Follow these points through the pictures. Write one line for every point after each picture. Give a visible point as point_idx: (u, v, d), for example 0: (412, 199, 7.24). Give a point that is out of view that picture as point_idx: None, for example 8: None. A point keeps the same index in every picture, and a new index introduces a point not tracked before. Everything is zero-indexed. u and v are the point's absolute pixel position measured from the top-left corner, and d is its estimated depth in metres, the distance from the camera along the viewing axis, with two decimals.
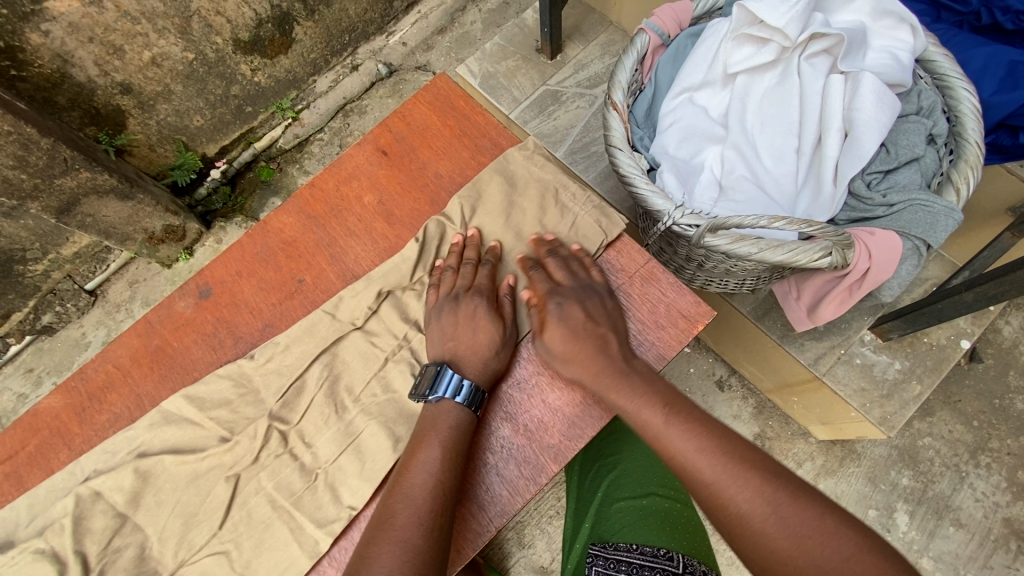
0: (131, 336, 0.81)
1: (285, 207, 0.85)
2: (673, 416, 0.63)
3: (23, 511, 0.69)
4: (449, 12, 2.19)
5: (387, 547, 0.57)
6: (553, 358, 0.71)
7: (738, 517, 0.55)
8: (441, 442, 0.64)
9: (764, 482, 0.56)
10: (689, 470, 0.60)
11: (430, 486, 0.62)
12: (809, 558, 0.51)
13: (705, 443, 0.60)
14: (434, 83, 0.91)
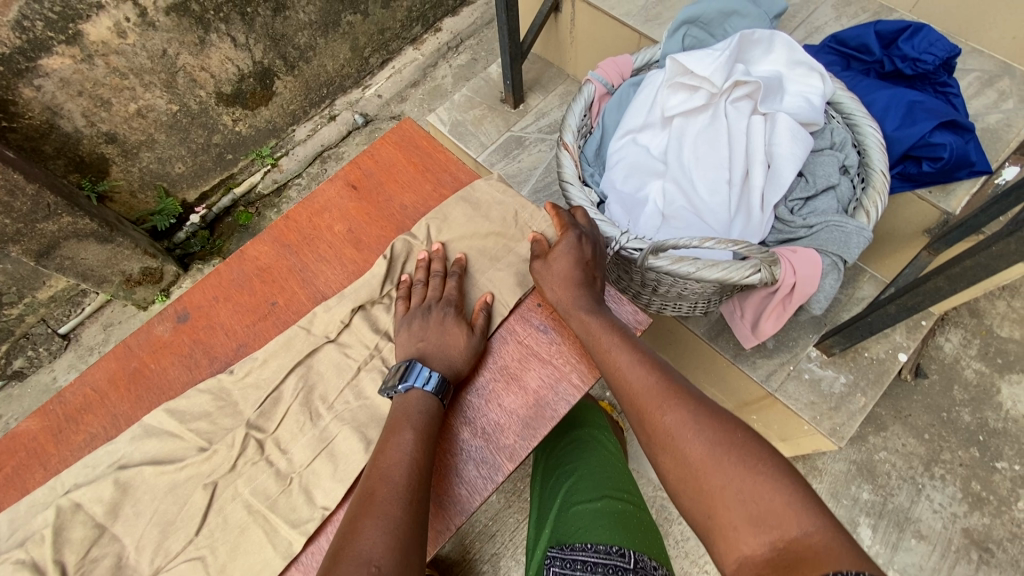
0: (109, 360, 0.86)
1: (261, 237, 0.92)
2: (627, 345, 0.77)
3: (4, 526, 0.75)
4: (421, 67, 2.36)
5: (368, 521, 0.62)
6: (547, 272, 0.82)
7: (665, 427, 0.70)
8: (413, 426, 0.71)
9: (693, 405, 0.70)
10: (631, 389, 0.74)
11: (407, 465, 0.68)
12: (717, 463, 0.64)
13: (654, 371, 0.75)
14: (399, 126, 1.01)
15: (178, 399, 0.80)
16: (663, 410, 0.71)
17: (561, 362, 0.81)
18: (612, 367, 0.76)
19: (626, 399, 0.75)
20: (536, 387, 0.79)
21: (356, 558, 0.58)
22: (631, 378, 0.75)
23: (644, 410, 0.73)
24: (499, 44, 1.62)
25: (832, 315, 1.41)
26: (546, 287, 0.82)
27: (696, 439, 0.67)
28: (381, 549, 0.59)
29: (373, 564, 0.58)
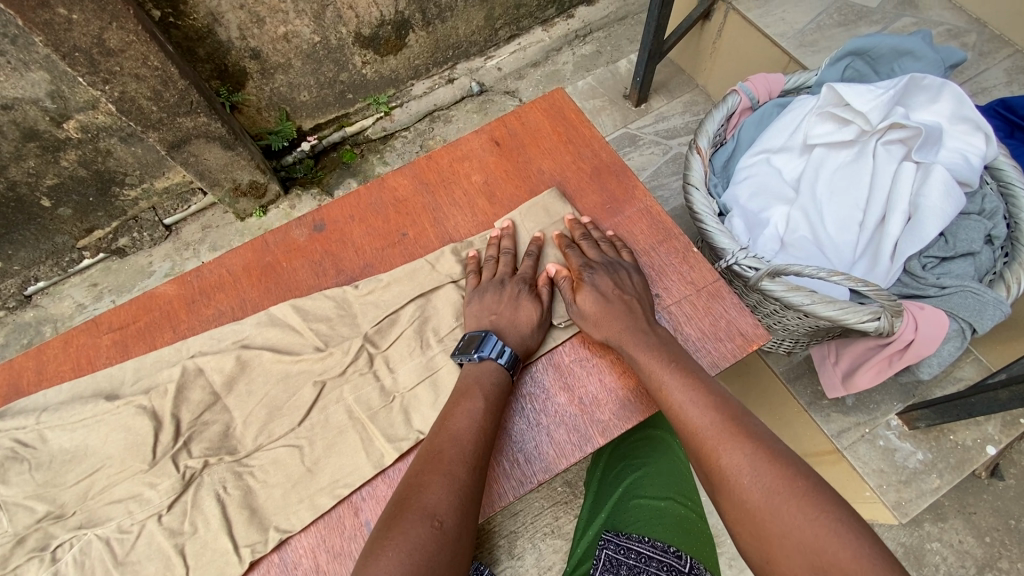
0: (247, 250, 0.92)
1: (403, 170, 0.97)
2: (681, 373, 0.71)
3: (130, 372, 0.80)
4: (546, 49, 2.38)
5: (435, 478, 0.63)
6: (583, 318, 0.79)
7: (719, 469, 0.63)
8: (484, 396, 0.71)
9: (750, 444, 0.62)
10: (684, 421, 0.68)
11: (476, 432, 0.68)
12: (775, 511, 0.57)
13: (708, 407, 0.67)
14: (550, 94, 1.02)
15: (305, 298, 0.84)
16: (718, 449, 0.64)
17: None
18: (666, 401, 0.70)
19: (682, 435, 0.68)
20: None
21: (422, 509, 0.59)
22: (684, 412, 0.68)
23: (698, 446, 0.66)
24: (641, 39, 1.61)
25: (923, 389, 1.35)
26: (589, 329, 0.78)
27: (751, 482, 0.60)
28: (446, 508, 0.60)
29: (436, 520, 0.59)
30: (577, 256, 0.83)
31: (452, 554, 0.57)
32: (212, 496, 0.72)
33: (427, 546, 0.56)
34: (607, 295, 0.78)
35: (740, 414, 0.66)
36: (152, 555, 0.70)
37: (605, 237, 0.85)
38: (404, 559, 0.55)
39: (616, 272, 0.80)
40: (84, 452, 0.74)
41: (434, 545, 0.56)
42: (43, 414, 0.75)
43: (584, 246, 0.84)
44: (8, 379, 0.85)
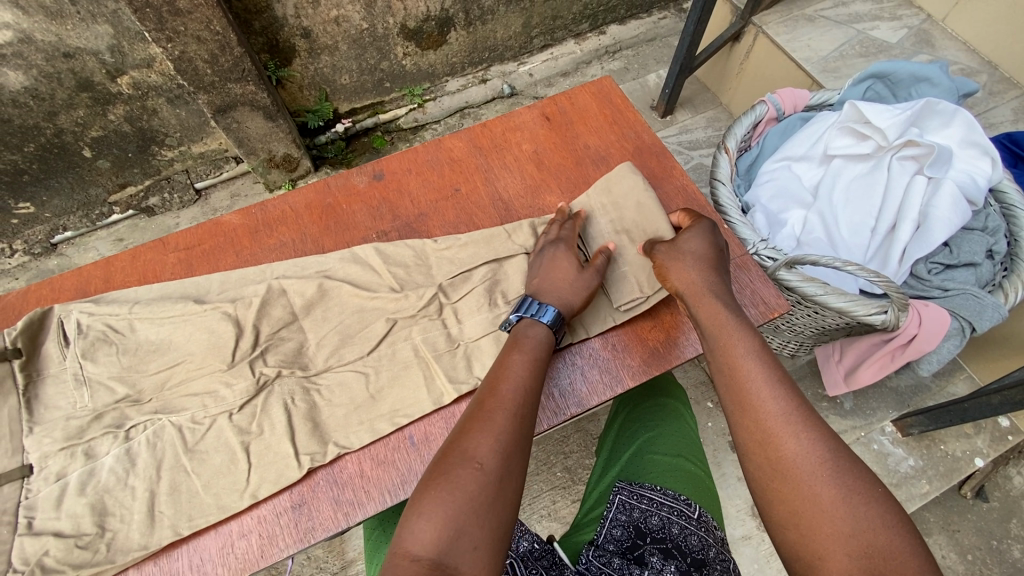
0: (309, 190, 0.98)
1: (459, 134, 1.04)
2: (761, 356, 0.69)
3: (217, 283, 0.87)
4: (576, 61, 2.49)
5: (477, 426, 0.64)
6: (672, 261, 0.80)
7: (791, 456, 0.60)
8: (525, 353, 0.74)
9: (826, 439, 0.61)
10: (759, 402, 0.64)
11: (518, 384, 0.69)
12: (848, 510, 0.56)
13: (786, 393, 0.65)
14: (599, 80, 1.10)
15: (388, 244, 0.90)
16: (796, 436, 0.61)
17: None
18: (739, 378, 0.67)
19: (748, 414, 0.65)
20: (671, 327, 0.85)
21: (464, 455, 0.61)
22: (759, 393, 0.65)
23: (769, 429, 0.62)
24: (676, 53, 1.71)
25: (917, 399, 1.41)
26: (675, 271, 0.79)
27: (825, 477, 0.58)
28: (486, 451, 0.61)
29: (478, 465, 0.60)
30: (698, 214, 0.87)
31: (494, 495, 0.59)
32: (280, 403, 0.77)
33: (469, 488, 0.58)
34: (705, 254, 0.80)
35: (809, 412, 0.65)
36: (219, 448, 0.75)
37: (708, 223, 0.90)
38: (449, 500, 0.57)
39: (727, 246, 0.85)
40: (169, 345, 0.81)
41: (475, 487, 0.58)
42: (136, 305, 0.83)
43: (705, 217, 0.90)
44: (77, 284, 0.90)
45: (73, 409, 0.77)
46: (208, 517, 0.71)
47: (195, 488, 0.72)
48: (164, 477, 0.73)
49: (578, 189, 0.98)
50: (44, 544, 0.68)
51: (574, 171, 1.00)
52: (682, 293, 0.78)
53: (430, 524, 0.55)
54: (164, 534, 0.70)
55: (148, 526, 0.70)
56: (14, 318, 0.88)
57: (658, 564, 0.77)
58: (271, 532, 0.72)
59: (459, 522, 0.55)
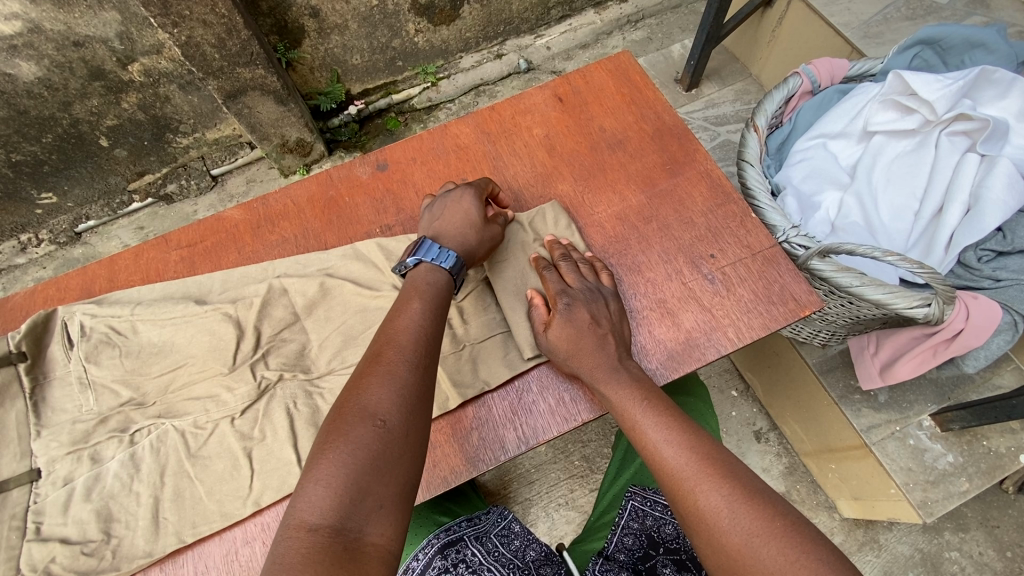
0: (311, 183, 0.95)
1: (465, 120, 0.98)
2: (659, 413, 0.66)
3: (218, 283, 0.84)
4: (596, 32, 2.37)
5: (375, 379, 0.61)
6: (555, 354, 0.74)
7: (697, 510, 0.57)
8: (423, 298, 0.70)
9: (728, 483, 0.57)
10: (659, 461, 0.62)
11: (417, 333, 0.66)
12: (756, 557, 0.52)
13: (684, 443, 0.62)
14: (616, 56, 1.02)
15: (391, 239, 0.87)
16: (694, 490, 0.58)
17: (720, 315, 0.79)
18: (642, 443, 0.65)
19: (658, 477, 0.63)
20: (690, 328, 0.79)
21: (362, 412, 0.58)
22: (658, 452, 0.63)
23: (675, 489, 0.60)
24: (700, 22, 1.60)
25: (959, 392, 1.32)
26: (560, 362, 0.74)
27: (731, 529, 0.54)
28: (386, 405, 0.59)
29: (378, 420, 0.57)
30: (555, 280, 0.78)
31: (400, 449, 0.57)
32: (282, 408, 0.75)
33: (371, 444, 0.55)
34: (578, 328, 0.73)
35: (716, 451, 0.62)
36: (222, 453, 0.73)
37: (584, 260, 0.81)
38: (350, 460, 0.54)
39: (596, 305, 0.75)
40: (170, 347, 0.79)
41: (379, 445, 0.55)
42: (137, 307, 0.81)
43: (561, 268, 0.79)
44: (82, 284, 0.89)
45: (78, 413, 0.77)
46: (212, 524, 0.70)
47: (198, 493, 0.71)
48: (167, 482, 0.72)
49: (591, 176, 0.91)
50: (51, 549, 0.68)
51: (589, 157, 0.92)
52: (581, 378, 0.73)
53: (329, 486, 0.52)
54: (169, 540, 0.70)
55: (153, 532, 0.70)
56: (21, 318, 0.88)
57: None
58: (274, 540, 0.70)
59: (364, 481, 0.53)
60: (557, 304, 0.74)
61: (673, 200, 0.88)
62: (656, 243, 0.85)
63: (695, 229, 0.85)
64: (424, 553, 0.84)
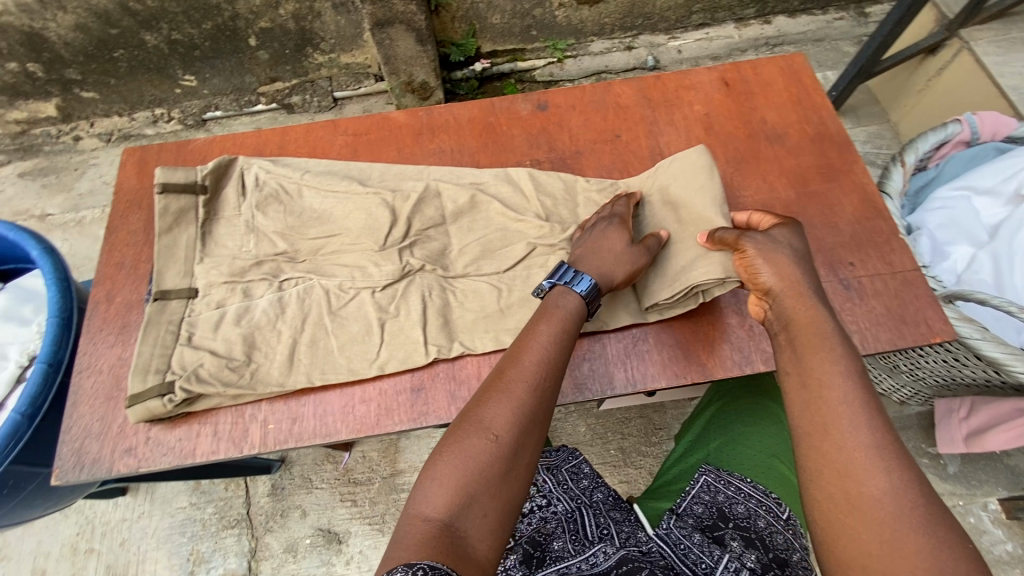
0: (474, 106, 1.00)
1: (630, 81, 1.00)
2: (852, 380, 0.60)
3: (378, 173, 0.91)
4: (731, 46, 2.31)
5: (494, 395, 0.64)
6: (763, 251, 0.71)
7: (872, 492, 0.53)
8: (554, 322, 0.70)
9: (915, 480, 0.53)
10: (840, 426, 0.57)
11: (542, 357, 0.67)
12: (931, 565, 0.49)
13: (875, 421, 0.57)
14: (790, 57, 1.03)
15: (541, 171, 0.91)
16: (877, 473, 0.54)
17: (848, 320, 0.80)
18: (821, 400, 0.59)
19: (826, 438, 0.57)
20: None
21: (478, 425, 0.62)
22: (843, 417, 0.58)
23: (850, 461, 0.55)
24: (856, 54, 1.58)
25: None
26: (768, 266, 0.70)
27: (918, 522, 0.51)
28: (500, 424, 0.62)
29: (491, 436, 0.61)
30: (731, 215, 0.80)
31: (506, 468, 0.60)
32: (419, 294, 0.81)
33: (481, 457, 0.59)
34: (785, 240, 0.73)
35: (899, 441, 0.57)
36: (359, 318, 0.80)
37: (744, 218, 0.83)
38: (461, 468, 0.59)
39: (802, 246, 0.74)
40: (329, 217, 0.86)
41: (488, 459, 0.59)
42: (306, 174, 0.89)
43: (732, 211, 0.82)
44: (255, 144, 0.98)
45: (237, 251, 0.85)
46: (340, 376, 0.77)
47: (331, 346, 0.78)
48: (307, 329, 0.79)
49: (744, 160, 0.92)
50: (201, 357, 0.76)
51: (746, 143, 0.94)
52: (774, 292, 0.69)
53: (442, 486, 0.58)
54: (299, 378, 0.76)
55: (287, 368, 0.77)
56: (198, 161, 0.97)
57: (738, 548, 0.79)
58: (388, 405, 0.77)
59: (472, 488, 0.58)
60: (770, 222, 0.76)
61: (822, 203, 0.89)
62: None
63: (839, 234, 0.86)
64: None
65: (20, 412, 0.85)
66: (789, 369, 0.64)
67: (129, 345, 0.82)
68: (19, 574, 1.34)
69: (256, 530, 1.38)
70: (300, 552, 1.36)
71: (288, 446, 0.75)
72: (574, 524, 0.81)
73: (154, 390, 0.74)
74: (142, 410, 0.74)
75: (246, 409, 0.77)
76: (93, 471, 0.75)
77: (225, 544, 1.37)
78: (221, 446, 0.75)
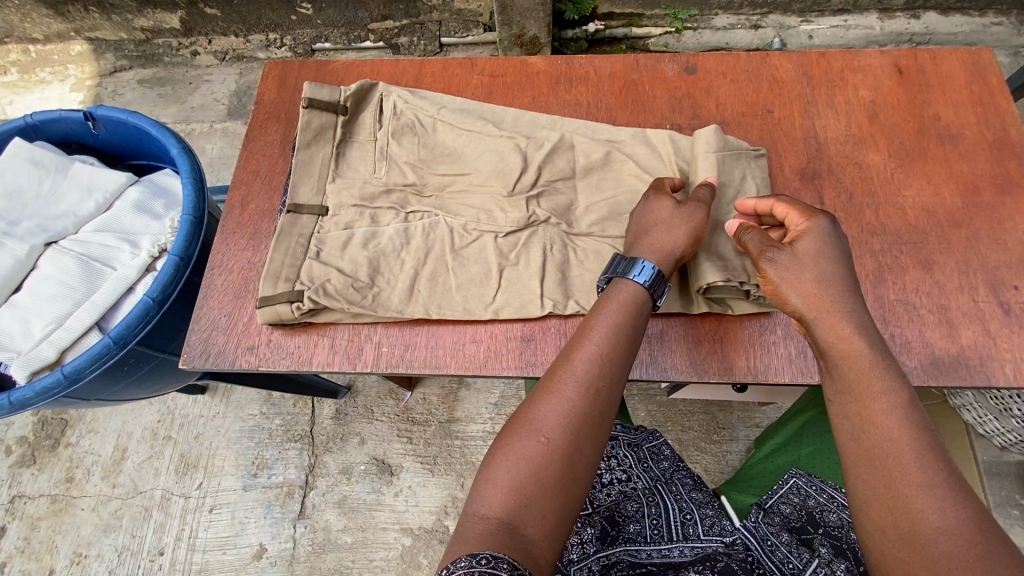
0: (617, 61, 0.95)
1: (791, 55, 0.93)
2: (900, 409, 0.57)
3: (512, 117, 0.89)
4: (868, 39, 2.02)
5: (546, 396, 0.63)
6: (798, 267, 0.65)
7: (925, 529, 0.51)
8: (608, 319, 0.67)
9: (975, 519, 0.50)
10: (887, 458, 0.55)
11: (595, 355, 0.65)
12: None
13: (926, 452, 0.54)
14: (978, 51, 0.92)
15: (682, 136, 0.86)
16: (930, 508, 0.51)
17: (1004, 348, 0.73)
18: (868, 427, 0.57)
19: (872, 469, 0.55)
20: (967, 345, 0.73)
21: (530, 426, 0.61)
22: (892, 448, 0.55)
23: (899, 492, 0.53)
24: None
25: None
26: (792, 291, 0.64)
27: (982, 567, 0.48)
28: (552, 424, 0.61)
29: (543, 436, 0.60)
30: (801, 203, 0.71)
31: (560, 469, 0.59)
32: (542, 246, 0.80)
33: (533, 458, 0.59)
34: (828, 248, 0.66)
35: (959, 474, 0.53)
36: (479, 260, 0.80)
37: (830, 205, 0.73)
38: (514, 468, 0.59)
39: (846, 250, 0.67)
40: (461, 155, 0.86)
41: (541, 460, 0.59)
42: (443, 109, 0.88)
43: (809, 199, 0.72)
44: (392, 73, 0.98)
45: (369, 176, 0.86)
46: (455, 313, 0.77)
47: (450, 283, 0.79)
48: (429, 263, 0.80)
49: (908, 157, 0.84)
50: (329, 273, 0.78)
51: (913, 139, 0.86)
52: (802, 316, 0.64)
53: (497, 485, 0.58)
54: (416, 309, 0.77)
55: (406, 296, 0.78)
56: (336, 83, 0.98)
57: (827, 555, 0.72)
58: (498, 349, 0.77)
59: (526, 489, 0.57)
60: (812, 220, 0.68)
61: (993, 217, 0.80)
62: (958, 250, 0.78)
63: (1007, 253, 0.78)
64: None
65: (153, 297, 0.92)
66: (833, 395, 0.60)
67: (258, 251, 0.86)
68: (109, 446, 1.46)
69: (316, 448, 1.46)
70: (354, 476, 1.42)
71: (399, 370, 0.77)
72: (655, 504, 0.78)
73: (282, 296, 0.77)
74: (270, 312, 0.77)
75: (362, 329, 0.79)
76: (218, 362, 0.79)
77: (286, 455, 1.45)
78: (335, 359, 0.78)
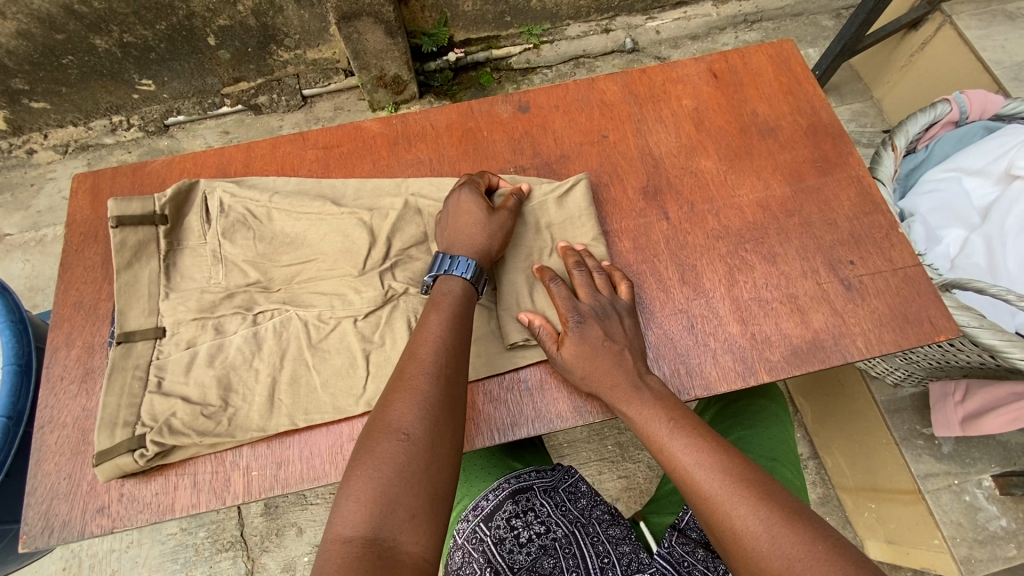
0: (452, 110, 0.94)
1: (615, 77, 0.95)
2: (687, 435, 0.63)
3: (352, 189, 0.85)
4: (709, 25, 2.10)
5: (399, 395, 0.60)
6: (570, 373, 0.71)
7: (733, 533, 0.55)
8: (444, 308, 0.68)
9: (764, 504, 0.55)
10: (690, 485, 0.60)
11: (437, 344, 0.65)
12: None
13: (715, 464, 0.60)
14: (779, 44, 0.98)
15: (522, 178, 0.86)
16: (728, 512, 0.56)
17: (852, 322, 0.78)
18: (671, 465, 0.63)
19: (690, 498, 0.61)
20: (819, 329, 0.77)
21: (387, 429, 0.58)
22: (689, 475, 0.60)
23: (707, 511, 0.58)
24: (841, 31, 1.53)
25: None
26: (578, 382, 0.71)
27: (780, 549, 0.52)
28: (408, 420, 0.58)
29: (402, 434, 0.57)
30: (562, 292, 0.73)
31: (426, 461, 0.57)
32: (404, 319, 0.76)
33: (396, 459, 0.56)
34: (592, 348, 0.69)
35: (752, 470, 0.59)
36: (341, 350, 0.75)
37: (601, 270, 0.76)
38: (376, 475, 0.55)
39: (608, 321, 0.71)
40: (302, 241, 0.81)
41: (404, 458, 0.56)
42: (275, 195, 0.83)
43: (574, 279, 0.75)
44: (218, 163, 0.91)
45: (206, 284, 0.79)
46: (324, 414, 0.72)
47: (314, 382, 0.74)
48: (286, 366, 0.74)
49: (736, 157, 0.89)
50: (173, 405, 0.71)
51: (738, 138, 0.90)
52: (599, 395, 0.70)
53: (358, 501, 0.53)
54: (281, 421, 0.72)
55: (267, 409, 0.72)
56: (158, 185, 0.90)
57: None
58: None
59: (393, 492, 0.54)
60: (569, 324, 0.70)
61: (819, 198, 0.85)
62: (796, 237, 0.83)
63: (837, 231, 0.83)
64: (494, 494, 0.84)
65: None
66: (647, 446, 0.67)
67: (94, 394, 0.76)
68: None
69: (251, 551, 1.32)
70: (298, 572, 1.31)
71: (276, 493, 0.71)
72: (573, 554, 0.77)
73: (123, 444, 0.69)
74: (111, 468, 0.69)
75: (226, 455, 0.72)
76: (63, 535, 0.70)
77: (220, 568, 1.31)
78: (200, 498, 0.70)
